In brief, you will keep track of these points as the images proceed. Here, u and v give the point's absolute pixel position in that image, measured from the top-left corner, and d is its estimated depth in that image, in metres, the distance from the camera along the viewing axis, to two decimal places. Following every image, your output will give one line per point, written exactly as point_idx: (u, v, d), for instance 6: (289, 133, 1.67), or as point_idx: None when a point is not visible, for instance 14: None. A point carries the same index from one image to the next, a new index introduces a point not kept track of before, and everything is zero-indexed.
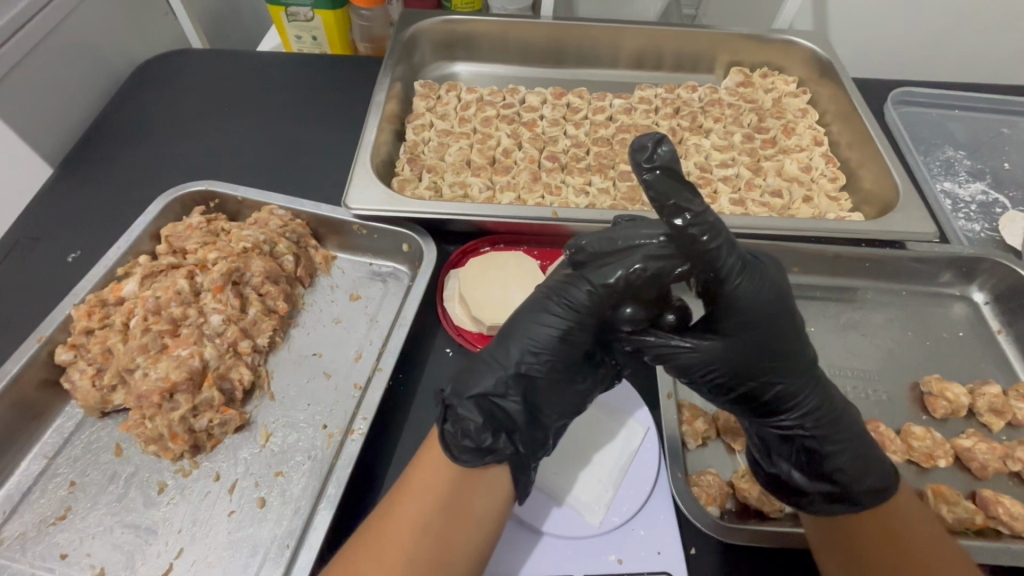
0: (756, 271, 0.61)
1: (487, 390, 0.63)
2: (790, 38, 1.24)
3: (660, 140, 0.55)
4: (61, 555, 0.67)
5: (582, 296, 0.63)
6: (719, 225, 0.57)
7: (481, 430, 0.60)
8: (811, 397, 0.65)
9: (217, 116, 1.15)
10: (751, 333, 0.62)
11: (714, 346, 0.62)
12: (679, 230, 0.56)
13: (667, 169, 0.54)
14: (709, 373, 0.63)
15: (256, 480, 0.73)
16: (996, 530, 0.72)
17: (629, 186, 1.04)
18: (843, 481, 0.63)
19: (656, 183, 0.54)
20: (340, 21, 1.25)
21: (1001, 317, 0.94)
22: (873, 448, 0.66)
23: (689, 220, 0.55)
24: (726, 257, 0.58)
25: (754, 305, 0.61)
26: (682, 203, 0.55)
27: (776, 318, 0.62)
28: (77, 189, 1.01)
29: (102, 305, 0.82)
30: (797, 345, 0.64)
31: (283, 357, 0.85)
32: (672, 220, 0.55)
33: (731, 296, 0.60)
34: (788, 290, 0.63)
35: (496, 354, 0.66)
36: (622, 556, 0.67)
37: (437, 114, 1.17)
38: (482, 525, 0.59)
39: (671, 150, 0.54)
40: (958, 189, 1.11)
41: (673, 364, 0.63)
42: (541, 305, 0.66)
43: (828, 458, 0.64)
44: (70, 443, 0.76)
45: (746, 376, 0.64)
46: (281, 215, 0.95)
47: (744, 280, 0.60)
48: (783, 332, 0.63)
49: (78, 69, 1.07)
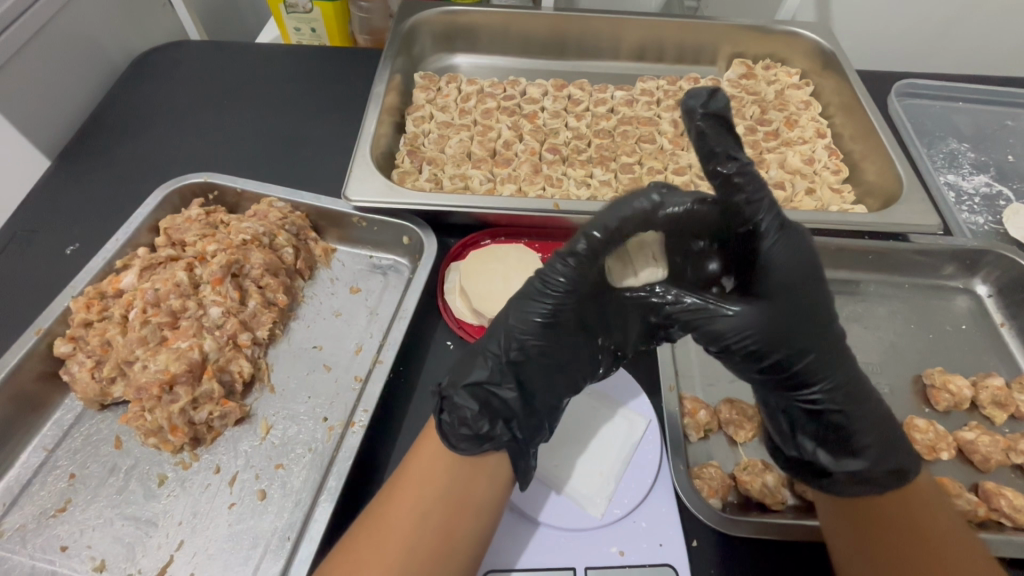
0: (796, 234, 0.62)
1: (482, 379, 0.64)
2: (793, 29, 1.22)
3: (716, 90, 0.58)
4: (61, 547, 0.67)
5: (597, 269, 0.63)
6: (762, 181, 0.60)
7: (477, 417, 0.62)
8: (840, 371, 0.64)
9: (215, 108, 1.14)
10: (783, 299, 0.62)
11: (751, 310, 0.62)
12: (723, 179, 0.60)
13: (720, 118, 0.58)
14: (745, 341, 0.63)
15: (257, 473, 0.73)
16: (998, 523, 0.72)
17: (630, 179, 1.04)
18: (867, 458, 0.63)
19: (708, 128, 0.58)
20: (339, 13, 1.24)
21: (1004, 310, 0.94)
22: (898, 430, 0.65)
23: (734, 169, 0.59)
24: (768, 214, 0.61)
25: (792, 270, 0.62)
26: (729, 152, 0.58)
27: (810, 284, 0.63)
28: (75, 181, 1.00)
29: (100, 298, 0.81)
30: (828, 316, 0.64)
31: (283, 350, 0.85)
32: (718, 167, 0.59)
33: (767, 257, 0.62)
34: (823, 261, 0.64)
35: (492, 342, 0.66)
36: (625, 548, 0.67)
37: (437, 106, 1.16)
38: (482, 512, 0.59)
39: (727, 99, 0.59)
40: (961, 181, 1.10)
41: (704, 331, 0.64)
42: (528, 289, 0.66)
43: (856, 434, 0.64)
44: (70, 435, 0.76)
45: (782, 345, 0.62)
46: (280, 207, 0.94)
47: (785, 242, 0.61)
48: (817, 298, 0.63)
49: (74, 60, 1.06)
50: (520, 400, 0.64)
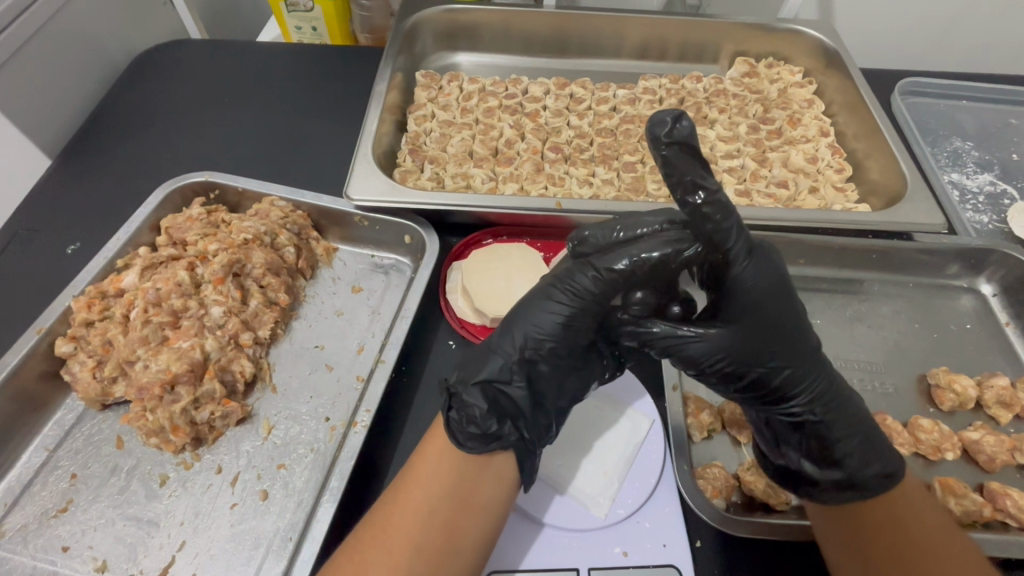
0: (762, 257, 0.62)
1: (492, 375, 0.63)
2: (797, 27, 1.22)
3: (680, 116, 0.55)
4: (63, 547, 0.67)
5: (587, 282, 0.63)
6: (731, 206, 0.58)
7: (486, 416, 0.61)
8: (817, 382, 0.64)
9: (216, 107, 1.13)
10: (753, 319, 0.62)
11: (722, 333, 0.62)
12: (692, 208, 0.57)
13: (684, 146, 0.55)
14: (719, 363, 0.63)
15: (259, 473, 0.72)
16: (1003, 523, 0.71)
17: (633, 177, 1.04)
18: (850, 466, 0.63)
19: (672, 158, 0.55)
20: (340, 11, 1.24)
21: (1008, 310, 0.94)
22: (878, 431, 0.66)
23: (703, 199, 0.57)
24: (735, 239, 0.60)
25: (760, 291, 0.62)
26: (696, 180, 0.56)
27: (778, 302, 0.63)
28: (76, 180, 1.00)
29: (101, 297, 0.81)
30: (799, 329, 0.65)
31: (285, 350, 0.84)
32: (685, 197, 0.57)
33: (738, 280, 0.61)
34: (789, 276, 0.65)
35: (500, 340, 0.65)
36: (628, 549, 0.66)
37: (438, 105, 1.15)
38: (488, 510, 0.59)
39: (691, 125, 0.55)
40: (965, 180, 1.10)
41: (681, 356, 0.63)
42: (546, 292, 0.65)
43: (837, 443, 0.64)
44: (71, 435, 0.75)
45: (755, 364, 0.63)
46: (281, 206, 0.94)
47: (750, 264, 0.61)
48: (786, 314, 0.64)
49: (75, 59, 1.06)
50: (530, 399, 0.63)
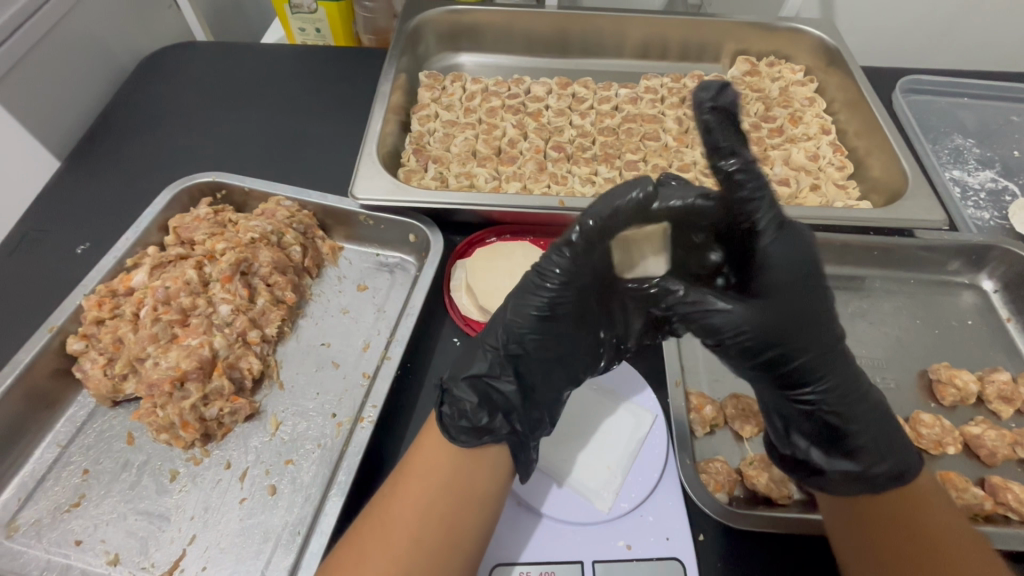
0: (794, 235, 0.65)
1: (482, 371, 0.66)
2: (797, 26, 1.23)
3: (725, 85, 0.62)
4: (76, 541, 0.68)
5: (562, 263, 0.64)
6: (764, 179, 0.62)
7: (476, 409, 0.63)
8: (839, 371, 0.65)
9: (222, 109, 1.15)
10: (783, 298, 0.64)
11: (747, 310, 0.64)
12: (726, 174, 0.62)
13: (725, 113, 0.62)
14: (743, 338, 0.64)
15: (267, 469, 0.73)
16: (1005, 517, 0.72)
17: (635, 176, 1.05)
18: (863, 460, 0.63)
19: (714, 122, 0.61)
20: (344, 13, 1.25)
21: (1009, 305, 0.94)
22: (897, 429, 0.66)
23: (736, 164, 0.61)
24: (767, 213, 0.63)
25: (791, 268, 0.64)
26: (733, 148, 0.61)
27: (808, 286, 0.64)
28: (85, 181, 1.01)
29: (111, 296, 0.82)
30: (829, 315, 0.65)
31: (292, 347, 0.86)
32: (720, 162, 0.61)
33: (767, 256, 0.64)
34: (821, 259, 0.66)
35: (488, 339, 0.68)
36: (632, 542, 0.67)
37: (442, 105, 1.16)
38: (486, 505, 0.60)
39: (734, 95, 0.62)
40: (967, 177, 1.10)
41: (704, 325, 0.65)
42: (526, 285, 0.66)
43: (850, 435, 0.65)
44: (82, 431, 0.77)
45: (778, 342, 0.64)
46: (288, 206, 0.95)
47: (782, 240, 0.64)
48: (816, 299, 0.65)
49: (83, 62, 1.07)
50: (520, 393, 0.65)
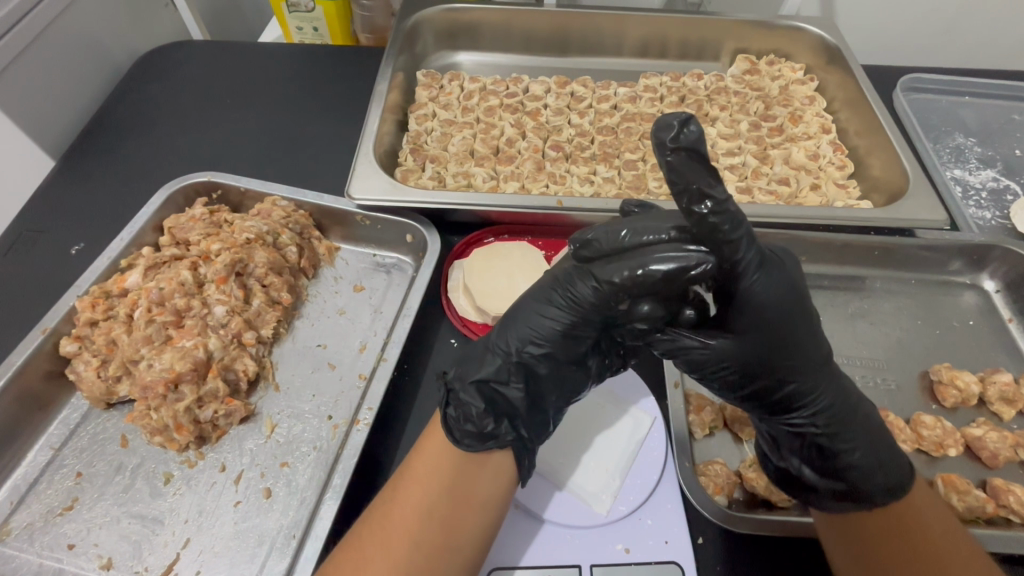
0: (774, 270, 0.60)
1: (488, 375, 0.64)
2: (798, 24, 1.22)
3: (688, 119, 0.49)
4: (69, 545, 0.67)
5: (588, 293, 0.62)
6: (739, 216, 0.54)
7: (482, 415, 0.61)
8: (826, 394, 0.63)
9: (218, 108, 1.14)
10: (763, 331, 0.61)
11: (724, 343, 0.62)
12: (698, 218, 0.53)
13: (693, 151, 0.50)
14: (723, 368, 0.64)
15: (262, 471, 0.73)
16: (1006, 519, 0.71)
17: (634, 175, 1.04)
18: (852, 479, 0.62)
19: (677, 164, 0.50)
20: (341, 12, 1.24)
21: (1011, 306, 0.93)
22: (888, 442, 0.64)
23: (709, 208, 0.52)
24: (745, 251, 0.57)
25: (775, 304, 0.60)
26: (705, 188, 0.51)
27: (792, 314, 0.61)
28: (79, 181, 1.00)
29: (105, 297, 0.82)
30: (813, 343, 0.63)
31: (288, 349, 0.85)
32: (692, 206, 0.52)
33: (748, 293, 0.59)
34: (806, 287, 0.62)
35: (498, 343, 0.66)
36: (630, 546, 0.66)
37: (440, 103, 1.16)
38: (487, 506, 0.59)
39: (699, 129, 0.49)
40: (968, 176, 1.09)
41: (685, 360, 0.64)
42: (546, 296, 0.65)
43: (842, 454, 0.63)
44: (76, 433, 0.76)
45: (760, 371, 0.63)
46: (284, 206, 0.95)
47: (761, 277, 0.58)
48: (800, 328, 0.62)
49: (78, 61, 1.07)
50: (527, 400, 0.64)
